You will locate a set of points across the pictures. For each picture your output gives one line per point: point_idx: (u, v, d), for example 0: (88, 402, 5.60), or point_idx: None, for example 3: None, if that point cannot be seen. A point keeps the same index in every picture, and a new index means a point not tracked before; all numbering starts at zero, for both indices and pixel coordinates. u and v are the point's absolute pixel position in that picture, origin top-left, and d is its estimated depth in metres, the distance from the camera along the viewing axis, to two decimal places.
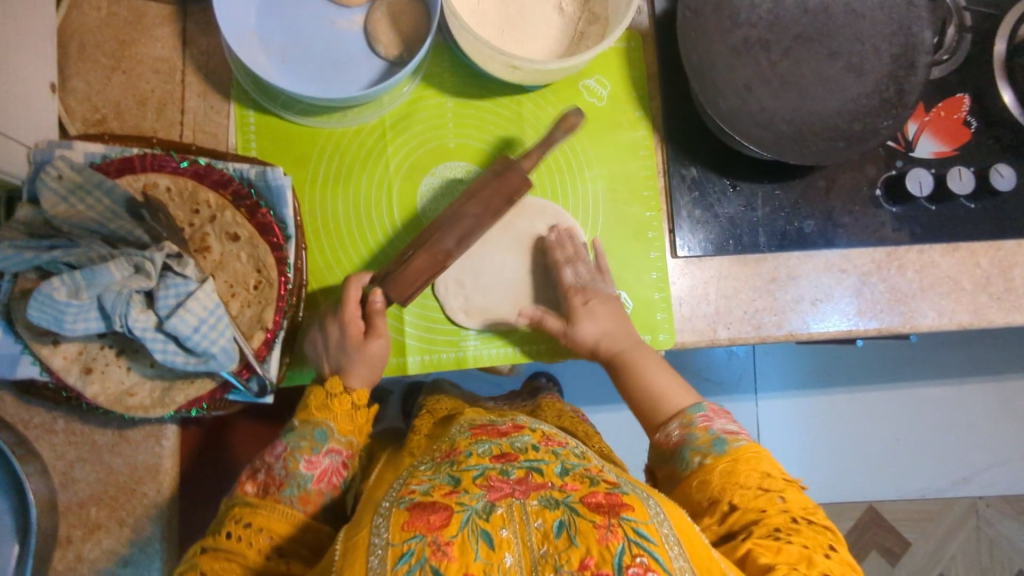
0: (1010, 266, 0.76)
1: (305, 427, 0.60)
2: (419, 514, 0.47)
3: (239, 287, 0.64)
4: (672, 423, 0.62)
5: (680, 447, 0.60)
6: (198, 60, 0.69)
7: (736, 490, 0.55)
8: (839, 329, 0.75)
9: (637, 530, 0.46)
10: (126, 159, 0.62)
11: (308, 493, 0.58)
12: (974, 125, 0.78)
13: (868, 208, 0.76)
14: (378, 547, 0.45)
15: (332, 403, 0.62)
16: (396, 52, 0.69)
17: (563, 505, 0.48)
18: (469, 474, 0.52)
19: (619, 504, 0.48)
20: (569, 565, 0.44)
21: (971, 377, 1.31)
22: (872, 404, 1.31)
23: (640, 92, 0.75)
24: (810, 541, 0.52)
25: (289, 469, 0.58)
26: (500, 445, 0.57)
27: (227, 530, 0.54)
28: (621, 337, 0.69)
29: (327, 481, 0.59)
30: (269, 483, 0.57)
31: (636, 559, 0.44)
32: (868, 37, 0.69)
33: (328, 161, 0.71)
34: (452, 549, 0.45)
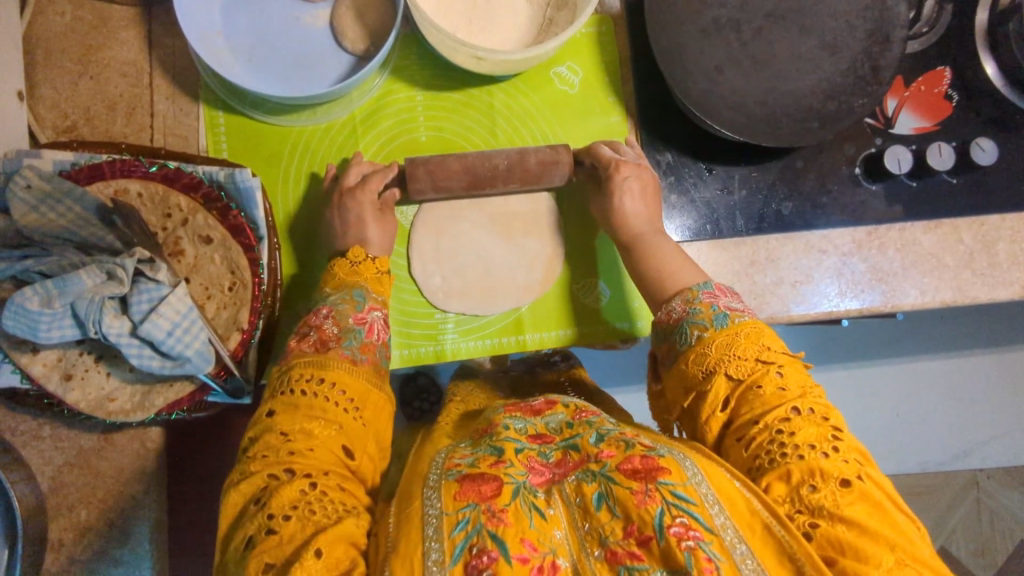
0: (994, 242, 0.75)
1: None
2: (471, 484, 0.47)
3: (215, 289, 0.64)
4: (676, 301, 0.60)
5: (680, 324, 0.58)
6: (165, 62, 0.69)
7: (733, 362, 0.54)
8: (821, 311, 0.74)
9: (675, 492, 0.45)
10: (96, 165, 0.62)
11: (367, 342, 0.59)
12: (955, 98, 0.76)
13: (847, 187, 0.75)
14: (432, 517, 0.45)
15: (360, 268, 0.64)
16: (363, 47, 0.68)
17: (599, 476, 0.47)
18: (511, 446, 0.51)
19: (655, 467, 0.46)
20: (614, 536, 0.45)
21: (968, 349, 1.30)
22: (867, 379, 1.31)
23: (613, 77, 0.74)
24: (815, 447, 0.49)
25: (341, 325, 0.59)
26: (536, 425, 0.56)
27: None
28: (645, 221, 0.67)
29: (378, 335, 0.61)
30: (325, 338, 0.58)
31: (676, 520, 0.44)
32: (842, 12, 0.68)
33: (300, 159, 0.71)
34: (507, 515, 0.45)
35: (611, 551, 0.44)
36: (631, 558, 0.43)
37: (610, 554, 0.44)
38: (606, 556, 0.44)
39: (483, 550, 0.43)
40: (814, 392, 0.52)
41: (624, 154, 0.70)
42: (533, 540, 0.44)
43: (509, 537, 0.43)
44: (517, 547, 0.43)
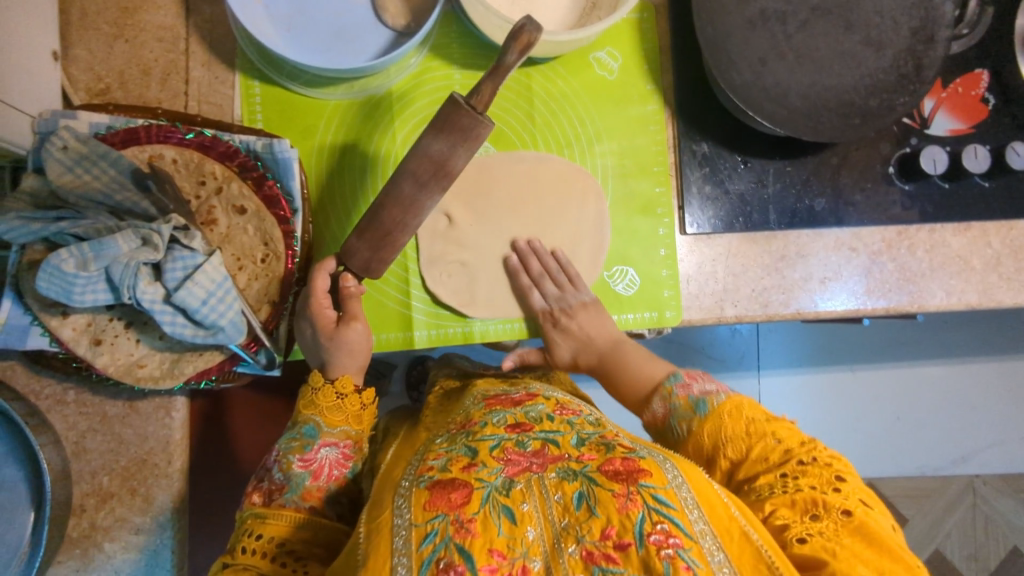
0: (1022, 247, 0.75)
1: (295, 427, 0.60)
2: (440, 492, 0.46)
3: (246, 260, 0.63)
4: (656, 400, 0.61)
5: (668, 421, 0.59)
6: (202, 29, 0.68)
7: (729, 444, 0.54)
8: (847, 308, 0.74)
9: (657, 496, 0.45)
10: (131, 130, 0.61)
11: (311, 488, 0.57)
12: (991, 102, 0.76)
13: (880, 185, 0.75)
14: (401, 527, 0.45)
15: (345, 404, 0.61)
16: (404, 22, 0.68)
17: (580, 476, 0.48)
18: (486, 445, 0.52)
19: (637, 470, 0.47)
20: (590, 535, 0.44)
21: (977, 356, 1.30)
22: (876, 382, 1.32)
23: (652, 65, 0.74)
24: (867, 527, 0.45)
25: (284, 471, 0.57)
26: (515, 415, 0.57)
27: (242, 545, 0.53)
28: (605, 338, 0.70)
29: (328, 475, 0.58)
30: (272, 489, 0.56)
31: (657, 526, 0.43)
32: (889, 8, 0.67)
33: (334, 134, 0.71)
34: (474, 525, 0.44)
35: (587, 550, 0.43)
36: (607, 559, 0.42)
37: (585, 553, 0.43)
38: (581, 555, 0.43)
39: (450, 564, 0.42)
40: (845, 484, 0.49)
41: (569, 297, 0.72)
42: (502, 549, 0.43)
43: (476, 550, 0.43)
44: (484, 559, 0.42)
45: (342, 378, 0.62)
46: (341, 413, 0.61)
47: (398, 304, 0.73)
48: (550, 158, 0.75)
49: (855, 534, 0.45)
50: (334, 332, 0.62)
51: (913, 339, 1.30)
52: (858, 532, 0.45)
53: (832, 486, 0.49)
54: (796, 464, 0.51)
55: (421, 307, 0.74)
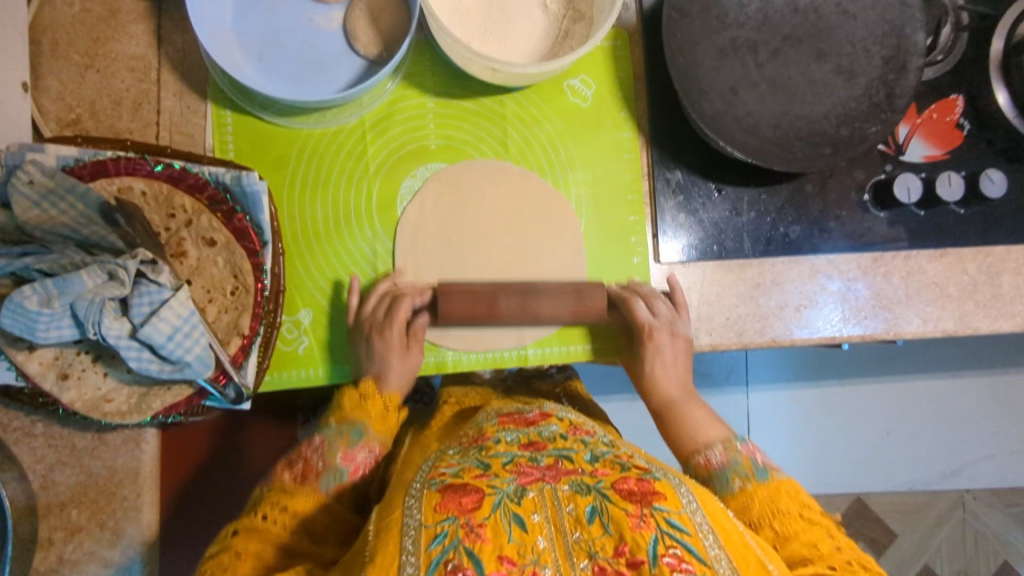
0: (998, 273, 0.76)
1: (342, 426, 0.63)
2: (452, 495, 0.47)
3: (216, 292, 0.63)
4: (716, 447, 0.63)
5: (722, 470, 0.61)
6: (173, 58, 0.68)
7: (776, 518, 0.57)
8: (824, 334, 0.74)
9: (670, 521, 0.46)
10: (99, 162, 0.61)
11: (344, 483, 0.60)
12: (966, 128, 0.77)
13: (856, 212, 0.75)
14: (411, 528, 0.46)
15: (387, 415, 0.65)
16: (376, 52, 0.68)
17: (594, 491, 0.48)
18: (498, 460, 0.52)
19: (651, 492, 0.47)
20: (603, 552, 0.44)
21: (965, 371, 1.30)
22: (863, 398, 1.32)
23: (626, 92, 0.74)
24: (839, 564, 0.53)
25: (326, 461, 0.60)
26: (528, 434, 0.57)
27: (261, 513, 0.55)
28: (676, 385, 0.70)
29: (361, 474, 0.62)
30: (308, 470, 0.59)
31: (670, 550, 0.44)
32: (860, 38, 0.68)
33: (307, 163, 0.70)
34: (485, 531, 0.44)
35: (599, 565, 0.44)
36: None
37: (596, 567, 0.44)
38: (593, 569, 0.43)
39: (459, 567, 0.42)
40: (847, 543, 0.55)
41: (658, 314, 0.69)
42: (512, 556, 0.43)
43: (486, 556, 0.43)
44: (494, 566, 0.42)
45: (391, 394, 0.66)
46: (384, 424, 0.65)
47: None
48: (533, 178, 0.73)
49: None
50: (404, 352, 0.67)
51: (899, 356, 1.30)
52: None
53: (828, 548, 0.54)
54: (829, 570, 0.52)
55: None
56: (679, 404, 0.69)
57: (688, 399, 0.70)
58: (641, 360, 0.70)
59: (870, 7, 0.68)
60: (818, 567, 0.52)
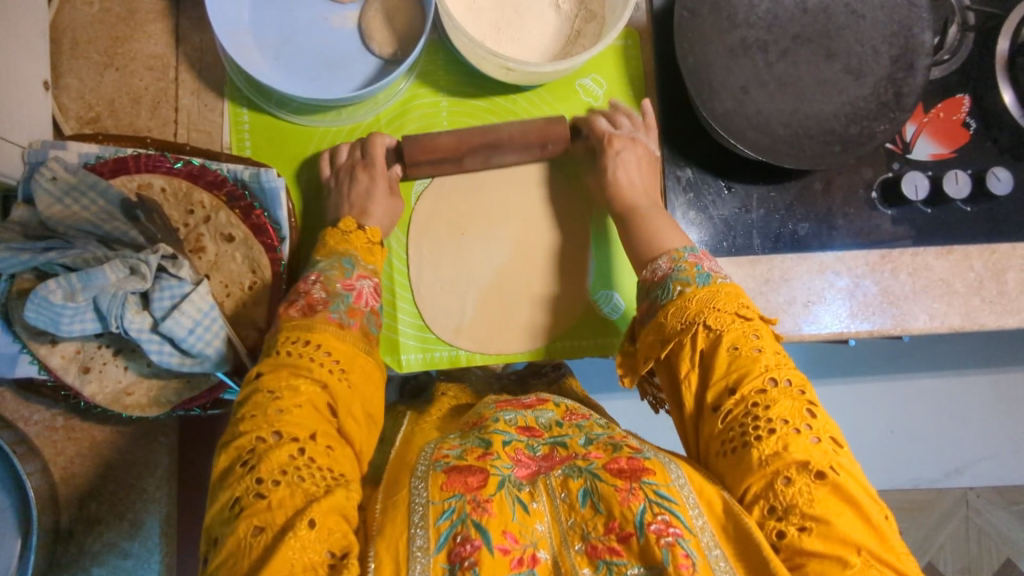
0: (1004, 270, 0.77)
1: (332, 257, 0.63)
2: (457, 475, 0.48)
3: (234, 287, 0.64)
4: (661, 260, 0.63)
5: (665, 279, 0.61)
6: (191, 57, 0.69)
7: (712, 313, 0.57)
8: (832, 330, 0.75)
9: (659, 492, 0.46)
10: (120, 160, 0.62)
11: (353, 308, 0.60)
12: (972, 126, 0.78)
13: (862, 210, 0.76)
14: (419, 505, 0.47)
15: (376, 248, 0.66)
16: (390, 51, 0.68)
17: (585, 473, 0.48)
18: (499, 439, 0.52)
19: (641, 467, 0.48)
20: (596, 531, 0.46)
21: (972, 369, 1.31)
22: (869, 397, 1.33)
23: (637, 91, 0.75)
24: (788, 412, 0.52)
25: (329, 290, 0.59)
26: (525, 417, 0.57)
27: (258, 372, 0.54)
28: (642, 194, 0.69)
29: (367, 302, 0.62)
30: (313, 301, 0.58)
31: (658, 517, 0.45)
32: (868, 38, 0.68)
33: (322, 159, 0.71)
34: (491, 506, 0.46)
35: (592, 544, 0.45)
36: (610, 553, 0.44)
37: (589, 548, 0.45)
38: (586, 550, 0.45)
39: (466, 538, 0.44)
40: (786, 362, 0.54)
41: (621, 127, 0.72)
42: (515, 533, 0.45)
43: (492, 529, 0.45)
44: (499, 538, 0.44)
45: (371, 228, 0.66)
46: (374, 256, 0.65)
47: (385, 328, 0.72)
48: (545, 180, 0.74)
49: (832, 495, 0.48)
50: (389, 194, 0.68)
51: (904, 354, 1.30)
52: (836, 490, 0.48)
53: (807, 420, 0.52)
54: (767, 386, 0.53)
55: (408, 331, 0.72)
56: (641, 209, 0.68)
57: (659, 211, 0.68)
58: (603, 172, 0.70)
59: (878, 7, 0.69)
60: (755, 421, 0.51)
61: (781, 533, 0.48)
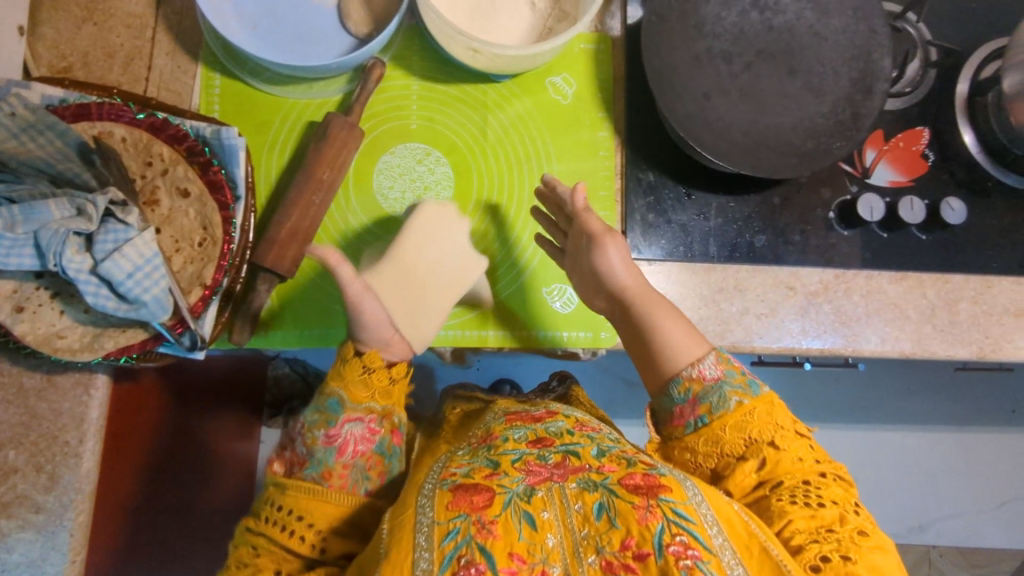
0: (956, 300, 0.78)
1: (319, 399, 0.64)
2: (463, 494, 0.53)
3: (184, 243, 0.63)
4: (709, 360, 0.62)
5: (718, 383, 0.60)
6: (170, 20, 0.70)
7: (774, 431, 0.59)
8: (782, 346, 0.75)
9: (675, 510, 0.50)
10: (82, 106, 0.62)
11: (331, 466, 0.62)
12: (930, 158, 0.80)
13: (819, 228, 0.77)
14: (424, 525, 0.52)
15: (371, 379, 0.63)
16: (366, 31, 0.70)
17: (600, 488, 0.53)
18: (507, 457, 0.57)
19: (656, 485, 0.52)
20: (609, 547, 0.50)
21: (936, 424, 1.36)
22: (835, 443, 1.35)
23: (605, 94, 0.76)
24: (838, 497, 0.56)
25: (308, 445, 0.63)
26: (536, 430, 0.62)
27: (267, 516, 0.60)
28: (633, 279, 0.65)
29: (350, 451, 0.63)
30: (293, 461, 0.64)
31: (675, 538, 0.49)
32: (830, 59, 0.71)
33: (288, 129, 0.72)
34: (495, 528, 0.51)
35: (606, 560, 0.49)
36: (625, 569, 0.48)
37: (605, 563, 0.49)
38: (600, 564, 0.49)
39: (471, 561, 0.49)
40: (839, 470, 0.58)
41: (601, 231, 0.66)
42: (522, 554, 0.50)
43: (497, 552, 0.49)
44: (505, 561, 0.49)
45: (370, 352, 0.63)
46: (367, 390, 0.63)
47: None
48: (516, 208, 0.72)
49: (872, 556, 0.51)
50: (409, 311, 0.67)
51: (867, 405, 1.35)
52: (873, 565, 0.51)
53: (853, 507, 0.55)
54: (817, 478, 0.57)
55: None
56: (649, 295, 0.65)
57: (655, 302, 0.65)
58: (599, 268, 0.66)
59: (841, 31, 0.71)
60: (803, 497, 0.55)
61: (817, 570, 0.50)
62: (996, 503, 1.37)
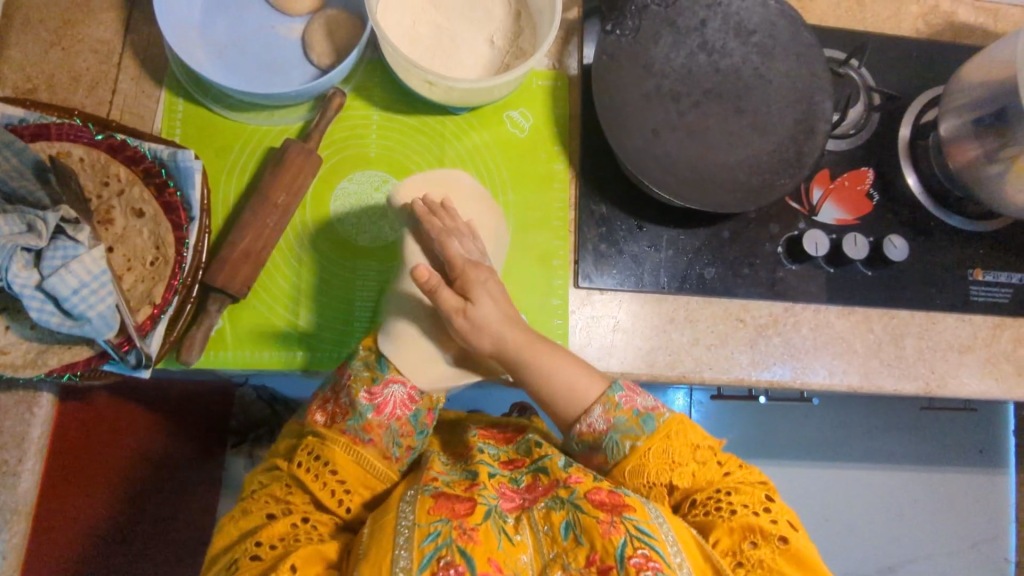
0: (902, 335, 0.80)
1: (370, 355, 0.67)
2: (444, 502, 0.58)
3: (136, 261, 0.64)
4: (596, 409, 0.64)
5: (608, 433, 0.63)
6: (137, 46, 0.72)
7: (675, 452, 0.62)
8: (732, 376, 0.76)
9: (638, 527, 0.55)
10: (41, 126, 0.63)
11: (371, 421, 0.64)
12: (875, 198, 0.82)
13: (768, 262, 0.79)
14: (406, 528, 0.56)
15: (423, 374, 0.63)
16: (328, 62, 0.73)
17: (567, 505, 0.58)
18: (484, 471, 0.63)
19: (621, 503, 0.57)
20: (575, 562, 0.56)
21: (906, 464, 1.37)
22: (806, 480, 1.35)
23: (561, 129, 0.79)
24: (750, 499, 0.60)
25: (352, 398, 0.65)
26: (507, 451, 0.71)
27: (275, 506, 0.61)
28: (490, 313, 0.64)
29: (391, 411, 0.65)
30: (336, 412, 0.66)
31: (637, 551, 0.54)
32: (774, 101, 0.74)
33: (248, 154, 0.73)
34: (475, 534, 0.56)
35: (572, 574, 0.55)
36: None
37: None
38: None
39: (450, 563, 0.54)
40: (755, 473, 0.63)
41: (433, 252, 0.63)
42: (499, 561, 0.55)
43: (476, 555, 0.55)
44: (483, 565, 0.54)
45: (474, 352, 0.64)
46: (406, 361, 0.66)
47: (285, 322, 0.72)
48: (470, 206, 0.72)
49: (790, 561, 0.56)
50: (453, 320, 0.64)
51: (839, 443, 1.36)
52: (791, 558, 0.56)
53: (764, 505, 0.59)
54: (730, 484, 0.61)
55: (307, 328, 0.72)
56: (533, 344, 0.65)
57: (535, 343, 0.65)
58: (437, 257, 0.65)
59: (785, 74, 0.74)
60: (718, 509, 0.60)
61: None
62: (965, 544, 1.37)
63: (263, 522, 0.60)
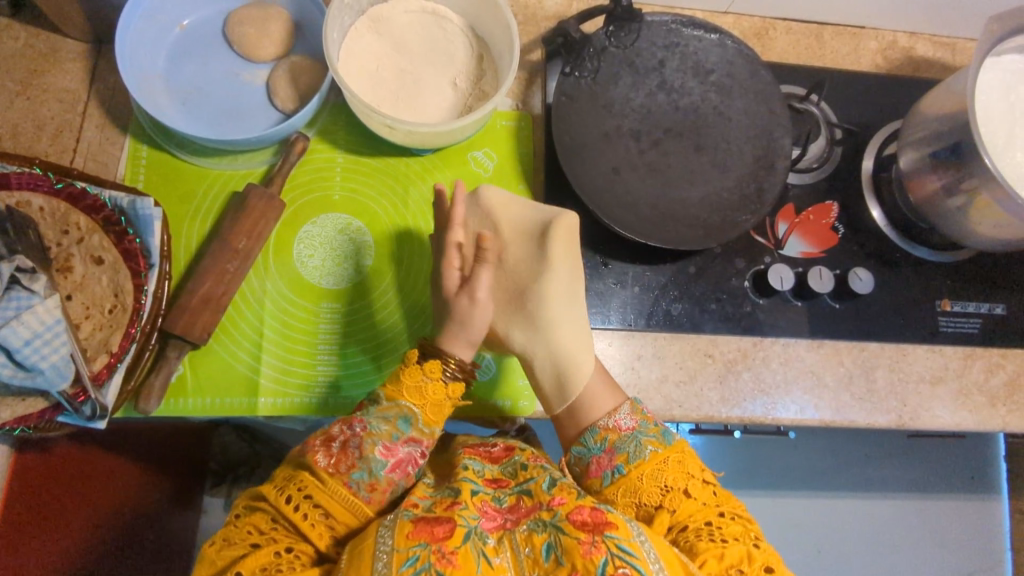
0: (873, 367, 0.80)
1: (389, 409, 0.63)
2: (424, 525, 0.54)
3: (94, 310, 0.64)
4: (623, 411, 0.65)
5: (633, 432, 0.63)
6: (103, 95, 0.73)
7: (676, 475, 0.60)
8: (701, 413, 0.75)
9: (621, 546, 0.52)
10: (1, 174, 0.63)
11: (379, 478, 0.60)
12: (841, 231, 0.83)
13: (736, 297, 0.79)
14: (384, 552, 0.53)
15: (427, 389, 0.64)
16: (292, 107, 0.73)
17: (548, 528, 0.56)
18: (468, 488, 0.60)
19: (603, 522, 0.54)
20: None
21: (897, 490, 1.35)
22: (795, 511, 1.33)
23: (525, 168, 0.79)
24: (738, 532, 0.57)
25: (363, 452, 0.60)
26: (493, 470, 0.66)
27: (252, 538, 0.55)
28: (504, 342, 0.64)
29: (402, 469, 0.62)
30: (342, 458, 0.60)
31: (619, 570, 0.51)
32: (734, 138, 0.75)
33: (212, 199, 0.74)
34: (455, 557, 0.53)
35: None
36: None
37: None
38: None
39: None
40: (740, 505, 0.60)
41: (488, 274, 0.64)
42: None
43: None
44: None
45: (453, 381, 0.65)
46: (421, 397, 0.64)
47: (248, 368, 0.71)
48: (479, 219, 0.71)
49: None
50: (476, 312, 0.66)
51: (828, 471, 1.34)
52: None
53: (754, 539, 0.57)
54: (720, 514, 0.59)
55: (269, 373, 0.71)
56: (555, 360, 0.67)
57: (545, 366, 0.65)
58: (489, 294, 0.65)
59: (744, 112, 0.75)
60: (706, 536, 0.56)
61: None
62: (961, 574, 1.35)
63: (245, 552, 0.54)
